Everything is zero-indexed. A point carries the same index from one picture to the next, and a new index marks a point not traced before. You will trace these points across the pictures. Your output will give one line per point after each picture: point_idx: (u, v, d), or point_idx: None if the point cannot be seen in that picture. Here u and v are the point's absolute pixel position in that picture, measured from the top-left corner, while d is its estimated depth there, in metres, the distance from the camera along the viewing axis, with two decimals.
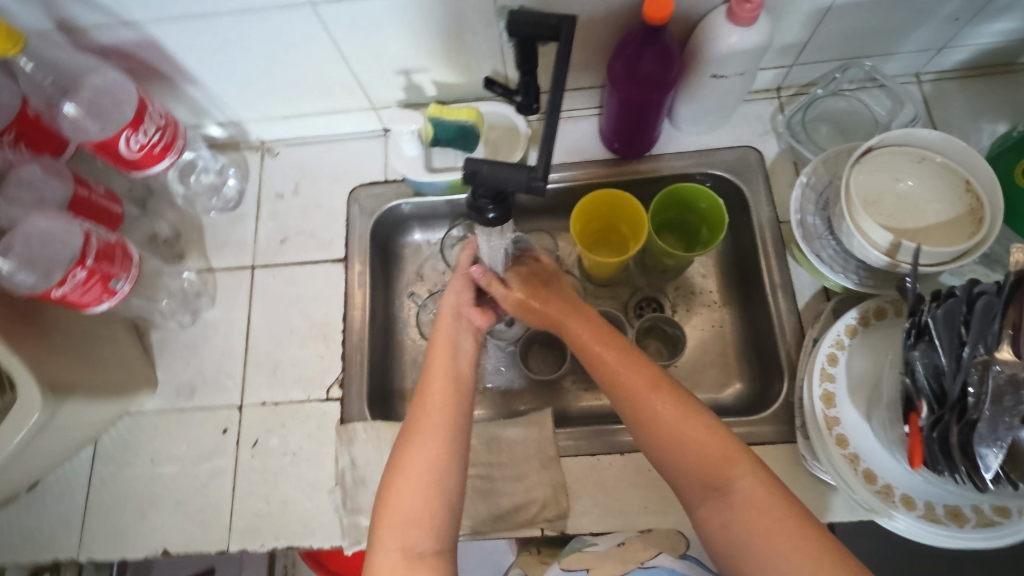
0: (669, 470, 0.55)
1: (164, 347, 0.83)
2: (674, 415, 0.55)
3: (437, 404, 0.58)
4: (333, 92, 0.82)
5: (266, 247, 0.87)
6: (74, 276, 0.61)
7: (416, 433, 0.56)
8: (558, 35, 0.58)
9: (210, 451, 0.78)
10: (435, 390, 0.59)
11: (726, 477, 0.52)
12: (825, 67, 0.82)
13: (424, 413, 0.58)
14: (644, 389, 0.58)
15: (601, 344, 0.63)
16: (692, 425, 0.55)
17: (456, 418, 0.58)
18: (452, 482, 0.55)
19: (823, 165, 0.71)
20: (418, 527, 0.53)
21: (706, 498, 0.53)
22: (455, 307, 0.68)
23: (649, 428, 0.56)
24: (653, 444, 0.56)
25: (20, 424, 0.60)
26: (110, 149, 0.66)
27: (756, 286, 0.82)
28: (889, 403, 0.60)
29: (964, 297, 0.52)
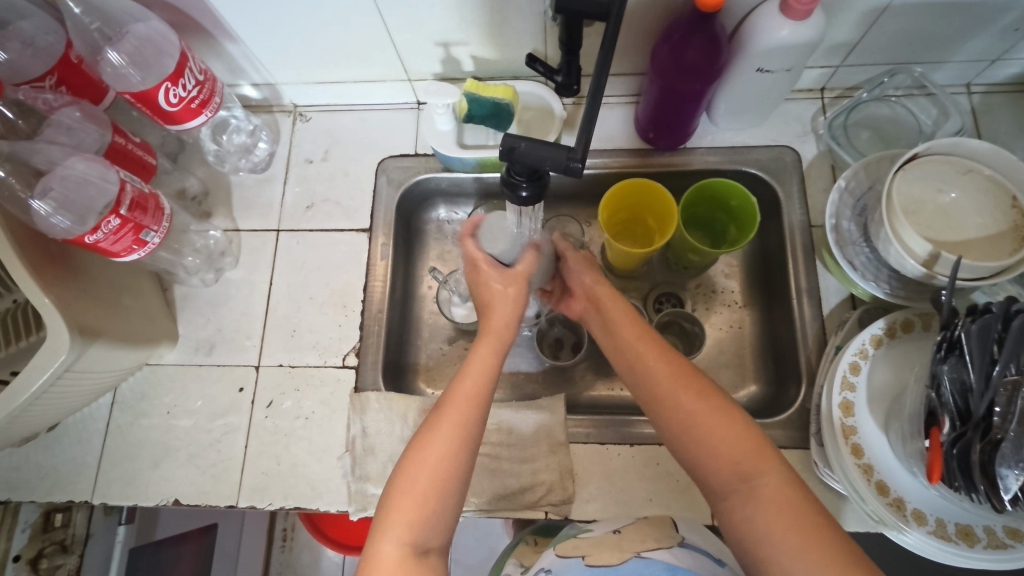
0: (693, 463, 0.54)
1: (187, 302, 0.84)
2: (704, 410, 0.54)
3: (467, 394, 0.57)
4: (370, 60, 0.81)
5: (292, 212, 0.87)
6: (108, 224, 0.61)
7: (442, 417, 0.55)
8: (607, 15, 0.57)
9: (225, 408, 0.79)
10: (468, 385, 0.57)
11: (752, 472, 0.50)
12: (872, 70, 0.80)
13: (452, 402, 0.56)
14: (676, 381, 0.57)
15: (637, 335, 0.63)
16: (719, 420, 0.53)
17: (480, 414, 0.56)
18: (465, 467, 0.54)
19: (863, 169, 0.69)
20: (427, 522, 0.51)
21: (728, 492, 0.51)
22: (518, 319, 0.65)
23: (675, 419, 0.55)
24: (679, 436, 0.55)
25: (48, 363, 0.61)
26: (150, 100, 0.66)
27: (781, 289, 0.81)
28: (910, 415, 0.59)
29: (1001, 314, 0.51)
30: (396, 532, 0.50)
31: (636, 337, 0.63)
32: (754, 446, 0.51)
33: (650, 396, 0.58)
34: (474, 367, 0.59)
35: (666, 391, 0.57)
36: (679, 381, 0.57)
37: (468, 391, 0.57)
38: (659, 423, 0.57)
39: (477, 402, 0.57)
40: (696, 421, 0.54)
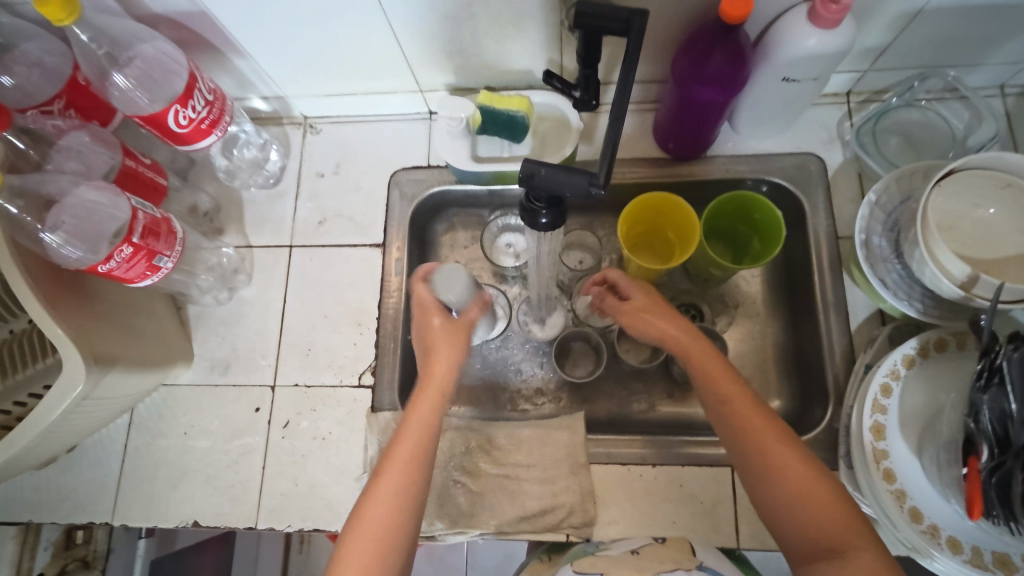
0: (780, 525, 0.53)
1: (200, 321, 0.83)
2: (793, 465, 0.53)
3: (400, 461, 0.56)
4: (381, 73, 0.79)
5: (304, 227, 0.86)
6: (121, 253, 0.60)
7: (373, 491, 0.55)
8: (627, 29, 0.54)
9: (242, 429, 0.79)
10: (398, 457, 0.56)
11: (844, 544, 0.49)
12: (902, 74, 0.77)
13: (388, 466, 0.56)
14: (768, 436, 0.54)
15: (725, 380, 0.58)
16: (800, 476, 0.52)
17: (413, 481, 0.55)
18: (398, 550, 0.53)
19: (895, 183, 0.66)
20: None
21: (816, 558, 0.50)
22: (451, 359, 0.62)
23: (768, 476, 0.53)
24: (769, 496, 0.53)
25: (65, 395, 0.61)
26: (159, 123, 0.65)
27: (806, 302, 0.79)
28: (948, 442, 0.57)
29: None
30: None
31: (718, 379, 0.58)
32: (833, 510, 0.50)
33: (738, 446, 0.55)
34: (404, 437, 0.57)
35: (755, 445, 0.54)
36: (771, 437, 0.54)
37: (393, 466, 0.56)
38: (748, 480, 0.55)
39: (409, 469, 0.56)
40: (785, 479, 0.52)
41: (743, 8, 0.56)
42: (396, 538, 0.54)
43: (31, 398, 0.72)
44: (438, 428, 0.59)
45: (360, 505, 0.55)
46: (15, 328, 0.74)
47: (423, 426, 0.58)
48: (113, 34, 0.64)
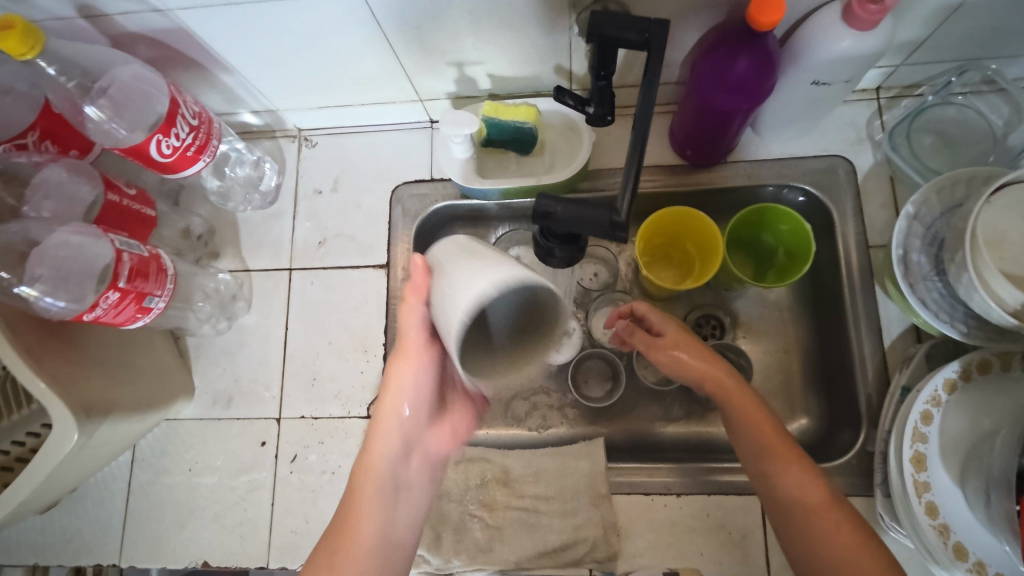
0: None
1: (200, 352, 0.80)
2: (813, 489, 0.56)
3: (361, 518, 0.56)
4: (377, 84, 0.74)
5: (304, 249, 0.82)
6: (107, 299, 0.56)
7: (346, 556, 0.54)
8: (647, 49, 0.49)
9: (248, 464, 0.76)
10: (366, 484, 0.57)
11: None
12: (938, 68, 0.71)
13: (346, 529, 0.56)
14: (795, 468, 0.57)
15: (758, 414, 0.59)
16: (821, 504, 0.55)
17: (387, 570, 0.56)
18: None
19: (936, 194, 0.61)
20: None
21: None
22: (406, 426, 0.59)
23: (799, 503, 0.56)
24: (809, 554, 0.55)
25: (59, 451, 0.58)
26: (142, 155, 0.60)
27: (834, 315, 0.75)
28: (1000, 479, 0.54)
29: None
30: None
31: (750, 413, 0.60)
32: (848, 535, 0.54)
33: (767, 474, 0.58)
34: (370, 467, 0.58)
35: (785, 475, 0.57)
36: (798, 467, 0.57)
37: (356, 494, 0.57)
38: (789, 535, 0.57)
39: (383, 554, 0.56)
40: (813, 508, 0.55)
41: (770, 15, 0.51)
42: None
43: (31, 437, 0.64)
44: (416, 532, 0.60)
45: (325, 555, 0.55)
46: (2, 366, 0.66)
47: (387, 513, 0.58)
48: (86, 63, 0.61)
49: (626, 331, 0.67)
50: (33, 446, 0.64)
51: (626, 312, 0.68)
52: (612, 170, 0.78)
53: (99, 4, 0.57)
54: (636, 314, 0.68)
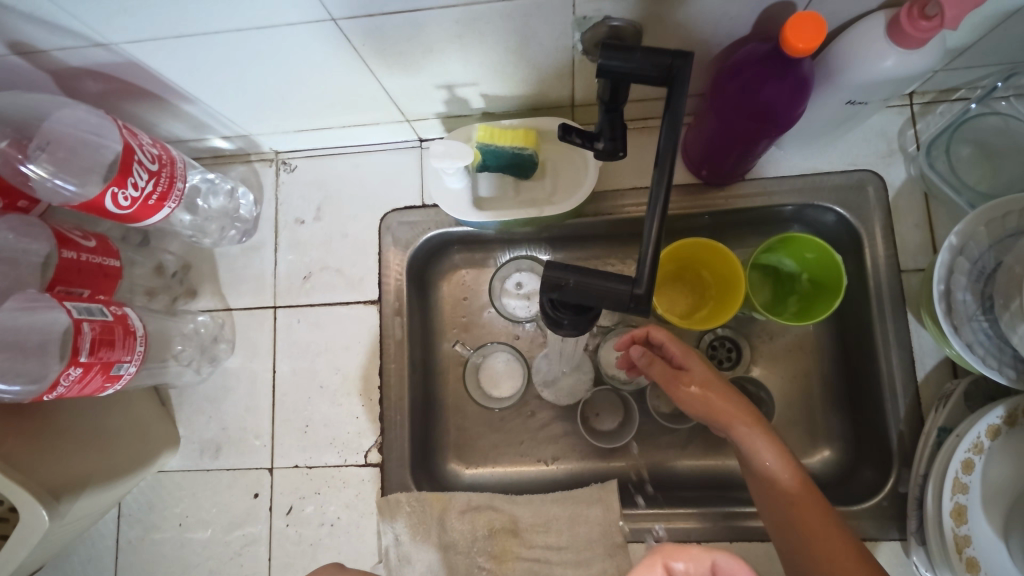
0: None
1: (184, 399, 0.75)
2: (820, 525, 0.52)
3: None
4: (360, 107, 0.67)
5: (288, 285, 0.76)
6: (69, 375, 0.51)
7: None
8: (668, 80, 0.43)
9: (241, 518, 0.72)
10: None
11: None
12: (980, 73, 0.64)
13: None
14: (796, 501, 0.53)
15: (767, 451, 0.55)
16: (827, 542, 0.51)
17: None
18: None
19: (983, 226, 0.56)
20: None
21: None
22: None
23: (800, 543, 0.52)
24: None
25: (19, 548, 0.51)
26: (97, 209, 0.54)
27: (861, 343, 0.70)
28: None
29: None
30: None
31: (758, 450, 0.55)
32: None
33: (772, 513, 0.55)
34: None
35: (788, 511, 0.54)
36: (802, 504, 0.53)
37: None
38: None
39: None
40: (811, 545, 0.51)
41: (809, 40, 0.45)
42: None
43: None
44: None
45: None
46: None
47: None
48: (24, 116, 0.54)
49: (642, 360, 0.60)
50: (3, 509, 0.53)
51: (647, 335, 0.62)
52: (618, 191, 0.72)
53: (34, 39, 0.50)
54: (652, 341, 0.62)
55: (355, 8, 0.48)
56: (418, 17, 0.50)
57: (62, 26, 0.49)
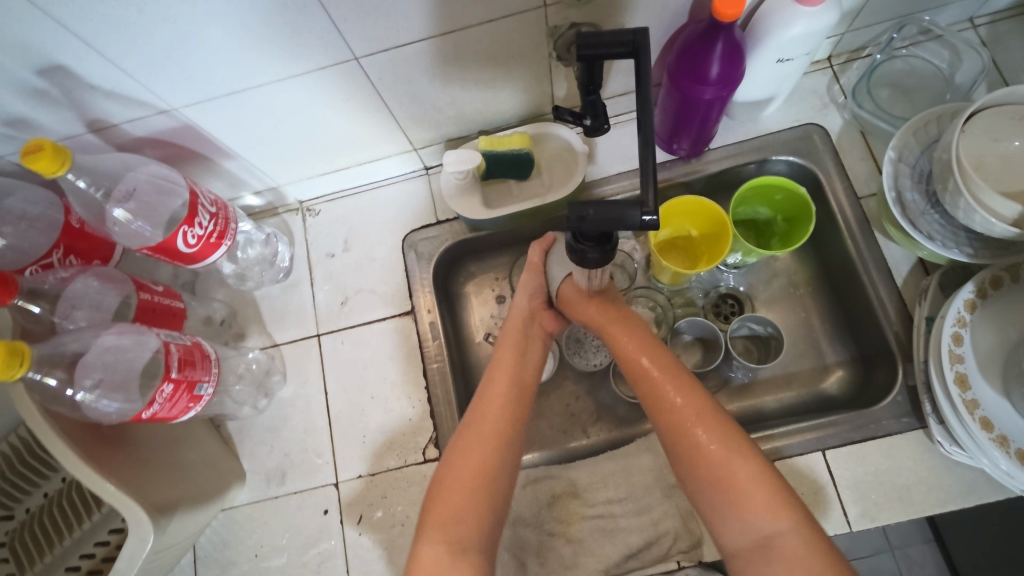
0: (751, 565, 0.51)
1: (244, 434, 0.79)
2: (750, 481, 0.53)
3: (507, 362, 0.66)
4: (374, 141, 0.77)
5: (328, 312, 0.83)
6: (162, 393, 0.57)
7: (488, 398, 0.62)
8: (636, 51, 0.53)
9: (315, 536, 0.75)
10: (498, 392, 0.63)
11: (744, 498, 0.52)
12: (878, 29, 0.78)
13: (486, 402, 0.62)
14: (725, 466, 0.54)
15: (699, 425, 0.56)
16: (747, 497, 0.52)
17: (513, 401, 0.62)
18: (511, 439, 0.60)
19: (912, 136, 0.68)
20: (494, 463, 0.58)
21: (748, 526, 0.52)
22: (528, 312, 0.71)
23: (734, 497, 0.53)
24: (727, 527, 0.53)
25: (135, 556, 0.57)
26: (170, 249, 0.62)
27: (843, 267, 0.78)
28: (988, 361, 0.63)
29: None
30: (492, 417, 0.61)
31: (682, 417, 0.57)
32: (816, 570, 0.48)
33: (698, 486, 0.55)
34: (488, 424, 0.60)
35: (724, 481, 0.53)
36: (740, 467, 0.53)
37: (452, 513, 0.55)
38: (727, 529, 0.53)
39: (507, 400, 0.62)
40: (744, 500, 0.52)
41: (735, 6, 0.57)
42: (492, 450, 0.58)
43: (113, 534, 0.69)
44: (519, 386, 0.64)
45: (464, 434, 0.60)
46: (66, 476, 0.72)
47: (502, 413, 0.61)
48: (108, 171, 0.63)
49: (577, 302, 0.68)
50: (106, 553, 0.68)
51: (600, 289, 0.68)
52: (605, 178, 0.83)
53: (109, 115, 0.60)
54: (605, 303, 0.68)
55: (373, 46, 0.59)
56: (421, 48, 0.61)
57: (133, 99, 0.59)
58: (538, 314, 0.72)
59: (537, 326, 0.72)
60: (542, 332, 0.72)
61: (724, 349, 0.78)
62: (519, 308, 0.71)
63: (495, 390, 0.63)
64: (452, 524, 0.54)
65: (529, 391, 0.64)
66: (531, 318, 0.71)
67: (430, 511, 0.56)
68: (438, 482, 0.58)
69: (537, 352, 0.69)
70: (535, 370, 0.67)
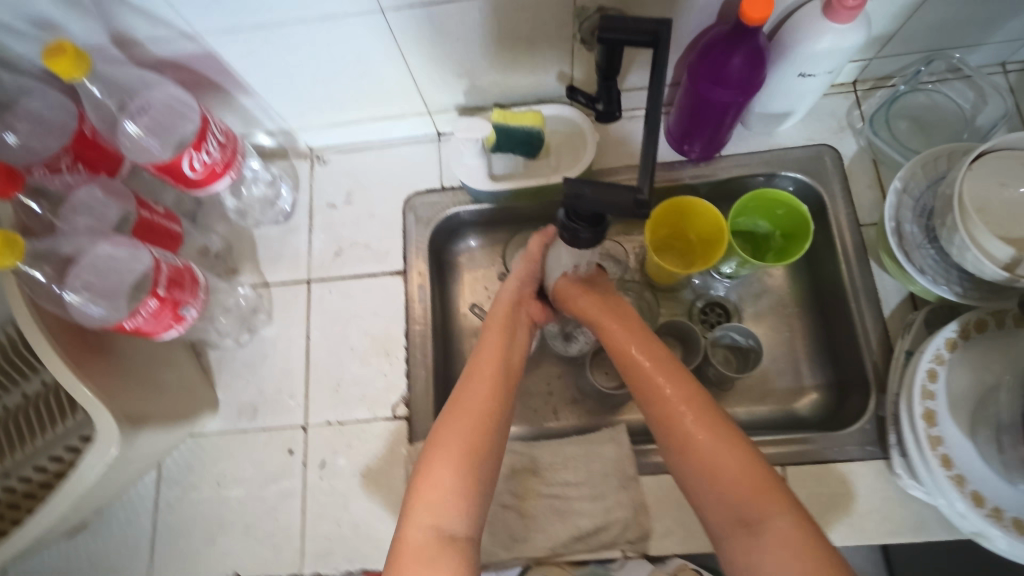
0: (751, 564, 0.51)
1: (223, 365, 0.81)
2: (737, 472, 0.55)
3: (495, 345, 0.67)
4: (391, 98, 0.78)
5: (320, 261, 0.84)
6: (147, 307, 0.58)
7: (476, 376, 0.64)
8: (655, 40, 0.53)
9: (277, 474, 0.76)
10: (485, 372, 0.64)
11: (751, 496, 0.53)
12: (907, 59, 0.77)
13: (474, 381, 0.63)
14: (716, 456, 0.56)
15: (693, 415, 0.58)
16: (741, 484, 0.54)
17: (501, 381, 0.64)
18: (498, 418, 0.61)
19: (920, 169, 0.69)
20: (484, 440, 0.59)
21: (744, 526, 0.53)
22: (516, 297, 0.73)
23: (735, 492, 0.54)
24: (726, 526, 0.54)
25: (100, 460, 0.59)
26: (174, 170, 0.63)
27: (834, 291, 0.78)
28: (960, 400, 0.63)
29: None
30: (483, 393, 0.62)
31: (683, 414, 0.59)
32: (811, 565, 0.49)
33: (695, 481, 0.57)
34: (475, 404, 0.61)
35: (722, 476, 0.55)
36: (732, 456, 0.55)
37: (440, 489, 0.55)
38: (725, 527, 0.54)
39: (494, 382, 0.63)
40: (743, 497, 0.54)
41: (763, 10, 0.57)
42: (481, 428, 0.59)
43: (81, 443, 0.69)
44: (506, 367, 0.65)
45: (451, 411, 0.61)
46: (46, 380, 0.73)
47: (490, 392, 0.62)
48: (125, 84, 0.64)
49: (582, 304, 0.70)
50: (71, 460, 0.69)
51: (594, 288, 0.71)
52: (613, 169, 0.83)
53: (132, 31, 0.61)
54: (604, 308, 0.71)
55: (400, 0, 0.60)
56: (448, 10, 0.62)
57: (158, 18, 0.60)
58: (526, 302, 0.73)
59: (523, 313, 0.73)
60: (528, 318, 0.73)
61: (702, 354, 0.78)
62: (506, 295, 0.73)
63: (484, 369, 0.64)
64: (437, 502, 0.55)
65: (515, 373, 0.66)
66: (519, 303, 0.73)
67: (415, 489, 0.56)
68: (423, 457, 0.58)
69: (524, 338, 0.71)
70: (520, 355, 0.68)
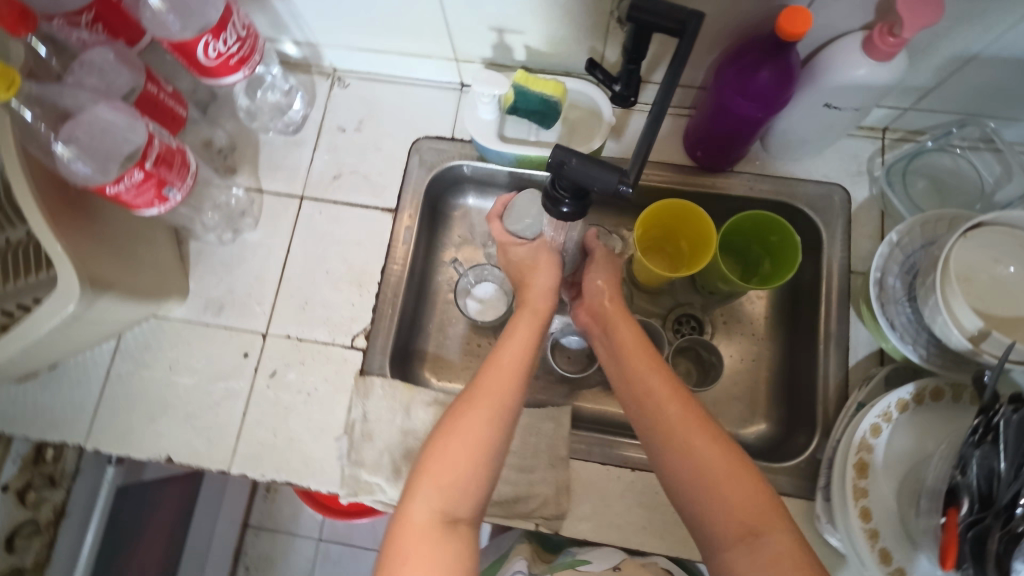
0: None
1: (200, 258, 0.82)
2: (739, 486, 0.52)
3: (523, 328, 0.65)
4: (421, 36, 0.77)
5: (318, 180, 0.84)
6: (131, 177, 0.59)
7: (497, 358, 0.62)
8: (682, 30, 0.52)
9: (227, 372, 0.78)
10: (507, 356, 0.62)
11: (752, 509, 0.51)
12: (942, 118, 0.76)
13: (495, 361, 0.61)
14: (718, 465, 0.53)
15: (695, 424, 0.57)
16: (746, 496, 0.52)
17: (524, 367, 0.61)
18: (515, 404, 0.59)
19: (920, 227, 0.68)
20: (497, 426, 0.57)
21: (744, 540, 0.50)
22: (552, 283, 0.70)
23: (736, 505, 0.51)
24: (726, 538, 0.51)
25: (57, 313, 0.60)
26: (188, 52, 0.63)
27: (807, 330, 0.78)
28: (895, 460, 0.63)
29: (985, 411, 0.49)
30: (502, 374, 0.60)
31: (681, 418, 0.57)
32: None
33: (693, 488, 0.54)
34: (491, 385, 0.59)
35: (721, 484, 0.52)
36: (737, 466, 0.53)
37: (448, 471, 0.54)
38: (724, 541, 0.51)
39: (516, 366, 0.61)
40: (744, 509, 0.51)
41: (797, 26, 0.56)
42: (494, 410, 0.57)
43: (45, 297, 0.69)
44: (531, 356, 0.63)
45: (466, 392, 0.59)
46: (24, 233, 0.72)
47: (511, 377, 0.60)
48: None
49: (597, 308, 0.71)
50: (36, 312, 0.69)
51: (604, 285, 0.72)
52: (622, 159, 0.82)
53: None
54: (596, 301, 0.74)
55: None
56: None
57: None
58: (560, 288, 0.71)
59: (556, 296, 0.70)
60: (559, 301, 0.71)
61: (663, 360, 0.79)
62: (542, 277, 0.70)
63: (506, 353, 0.62)
64: (442, 479, 0.54)
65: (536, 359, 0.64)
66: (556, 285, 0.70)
67: (422, 464, 0.55)
68: (433, 434, 0.57)
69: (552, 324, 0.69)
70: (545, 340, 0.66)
